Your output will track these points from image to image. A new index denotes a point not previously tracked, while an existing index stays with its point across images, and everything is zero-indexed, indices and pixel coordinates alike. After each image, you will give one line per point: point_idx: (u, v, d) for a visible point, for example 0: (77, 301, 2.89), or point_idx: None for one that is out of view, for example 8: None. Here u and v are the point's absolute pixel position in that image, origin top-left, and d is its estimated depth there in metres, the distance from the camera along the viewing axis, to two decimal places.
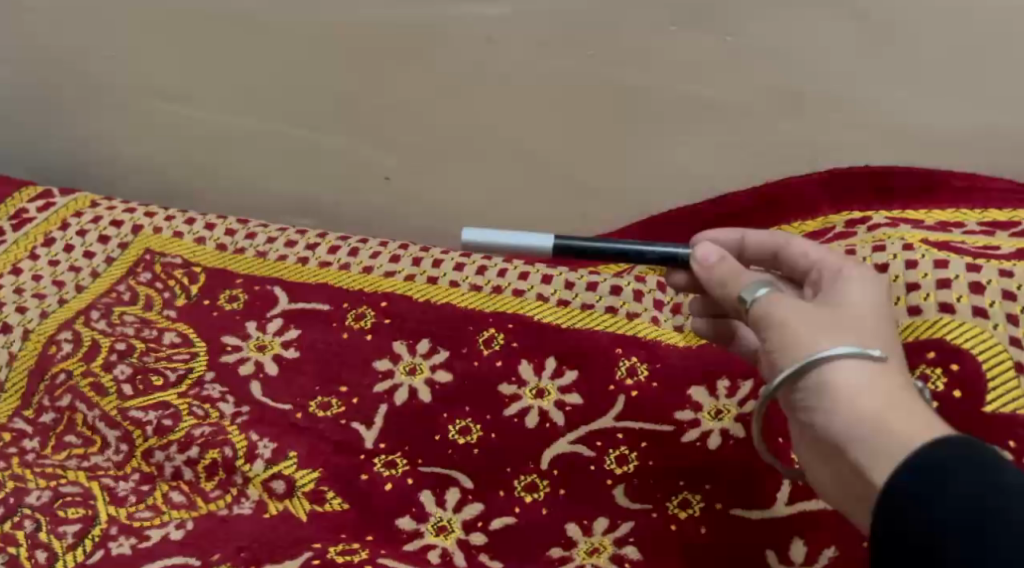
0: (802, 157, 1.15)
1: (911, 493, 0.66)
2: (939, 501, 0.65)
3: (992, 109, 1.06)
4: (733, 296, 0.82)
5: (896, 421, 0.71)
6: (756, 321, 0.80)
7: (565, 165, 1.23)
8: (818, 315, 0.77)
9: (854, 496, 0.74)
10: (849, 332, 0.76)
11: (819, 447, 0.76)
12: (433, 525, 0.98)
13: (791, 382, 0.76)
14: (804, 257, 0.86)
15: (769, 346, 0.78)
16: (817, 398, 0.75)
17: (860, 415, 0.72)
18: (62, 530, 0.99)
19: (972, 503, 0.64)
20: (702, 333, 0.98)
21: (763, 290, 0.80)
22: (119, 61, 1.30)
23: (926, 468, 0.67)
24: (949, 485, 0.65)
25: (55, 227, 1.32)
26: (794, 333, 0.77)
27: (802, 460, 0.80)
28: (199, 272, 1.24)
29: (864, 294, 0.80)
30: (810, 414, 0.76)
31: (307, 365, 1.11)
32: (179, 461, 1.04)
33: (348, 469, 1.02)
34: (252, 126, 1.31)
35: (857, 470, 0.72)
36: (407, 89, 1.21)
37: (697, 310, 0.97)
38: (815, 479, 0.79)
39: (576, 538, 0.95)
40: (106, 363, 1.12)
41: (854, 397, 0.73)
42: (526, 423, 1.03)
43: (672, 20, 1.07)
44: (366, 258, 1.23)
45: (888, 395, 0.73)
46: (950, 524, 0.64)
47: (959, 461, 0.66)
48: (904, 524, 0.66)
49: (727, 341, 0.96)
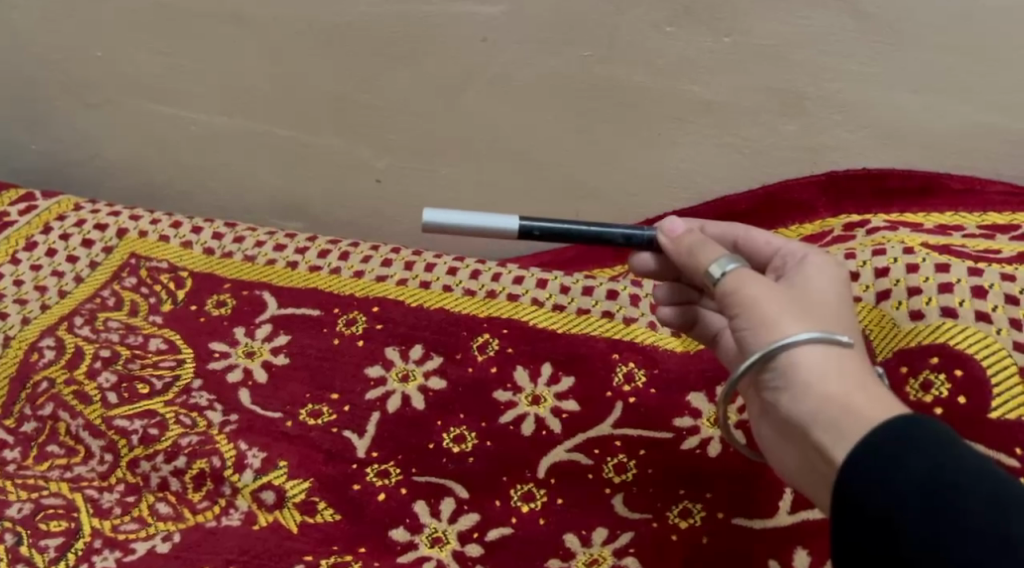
0: (802, 159, 1.13)
1: (870, 472, 0.67)
2: (899, 481, 0.65)
3: (993, 110, 1.04)
4: (702, 267, 0.81)
5: (859, 401, 0.71)
6: (723, 295, 0.79)
7: (561, 167, 1.21)
8: (788, 299, 0.77)
9: (816, 474, 0.74)
10: (818, 318, 0.76)
11: (784, 427, 0.77)
12: (427, 536, 0.95)
13: (759, 365, 0.76)
14: (767, 245, 0.87)
15: (739, 324, 0.78)
16: (784, 378, 0.75)
17: (822, 394, 0.73)
18: (44, 543, 0.96)
19: (931, 479, 0.64)
20: (667, 322, 0.96)
21: (733, 263, 0.79)
22: (106, 61, 1.27)
23: (883, 453, 0.67)
24: (905, 471, 0.65)
25: (38, 230, 1.29)
26: (767, 313, 0.76)
27: (770, 441, 0.81)
28: (186, 277, 1.22)
29: (829, 284, 0.80)
30: (777, 394, 0.76)
31: (295, 372, 1.09)
32: (166, 471, 1.01)
33: (340, 480, 1.00)
34: (240, 127, 1.29)
35: (820, 447, 0.72)
36: (399, 89, 1.19)
37: (663, 298, 0.96)
38: (780, 459, 0.79)
39: (574, 549, 0.93)
40: (90, 371, 1.10)
41: (820, 377, 0.73)
42: (522, 430, 1.01)
43: (669, 20, 1.06)
44: (357, 262, 1.21)
45: (850, 378, 0.73)
46: (909, 512, 0.64)
47: (916, 446, 0.66)
48: (862, 509, 0.66)
49: (690, 326, 0.95)
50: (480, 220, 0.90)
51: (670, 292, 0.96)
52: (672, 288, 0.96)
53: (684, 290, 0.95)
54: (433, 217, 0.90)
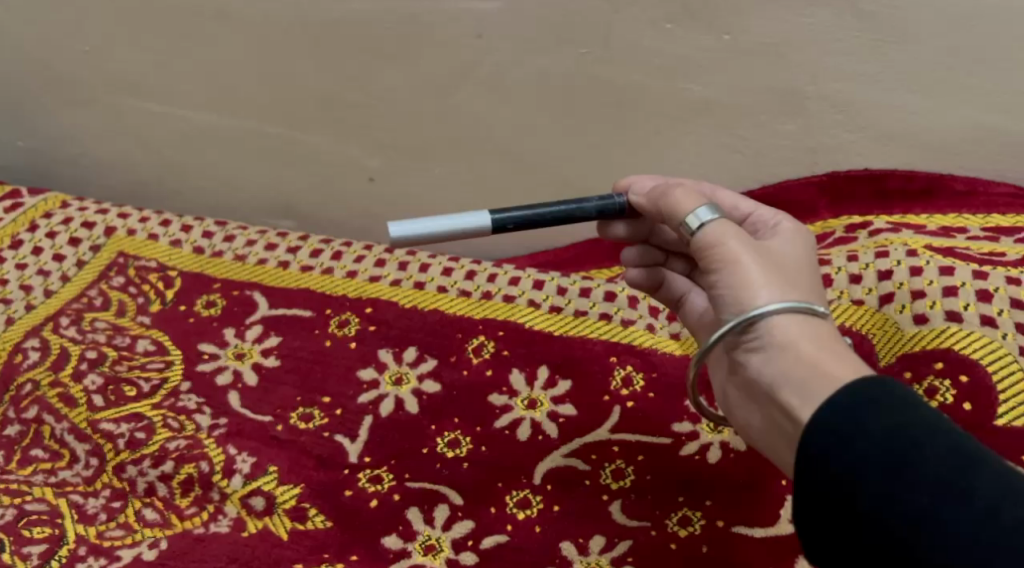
0: (801, 160, 1.11)
1: (834, 433, 0.67)
2: (860, 442, 0.66)
3: (998, 112, 1.02)
4: (681, 219, 0.81)
5: (830, 362, 0.72)
6: (704, 249, 0.79)
7: (556, 167, 1.19)
8: (768, 259, 0.78)
9: (781, 433, 0.75)
10: (795, 283, 0.77)
11: (754, 389, 0.77)
12: (420, 544, 0.93)
13: (737, 328, 0.76)
14: (736, 207, 0.87)
15: (718, 282, 0.78)
16: (760, 340, 0.76)
17: (795, 356, 0.74)
18: (27, 551, 0.94)
19: (890, 439, 0.65)
20: (635, 284, 0.97)
21: (713, 215, 0.79)
22: (91, 56, 1.25)
23: (853, 426, 0.67)
24: (866, 432, 0.66)
25: (23, 228, 1.26)
26: (747, 272, 0.76)
27: (737, 400, 0.81)
28: (175, 276, 1.20)
29: (798, 248, 0.81)
30: (751, 356, 0.77)
31: (285, 375, 1.07)
32: (153, 476, 0.99)
33: (332, 486, 0.97)
34: (229, 125, 1.26)
35: (788, 405, 0.73)
36: (391, 86, 1.17)
37: (631, 259, 0.97)
38: (745, 419, 0.80)
39: (572, 557, 0.90)
40: (76, 372, 1.08)
41: (795, 339, 0.74)
42: (517, 435, 0.99)
43: (667, 17, 1.04)
44: (349, 262, 1.19)
45: (822, 340, 0.74)
46: (872, 478, 0.65)
47: (884, 418, 0.66)
48: (829, 481, 0.66)
49: (656, 287, 0.97)
50: (446, 222, 0.86)
51: (639, 255, 0.96)
52: (641, 250, 0.96)
53: (650, 251, 0.96)
54: (399, 229, 0.86)
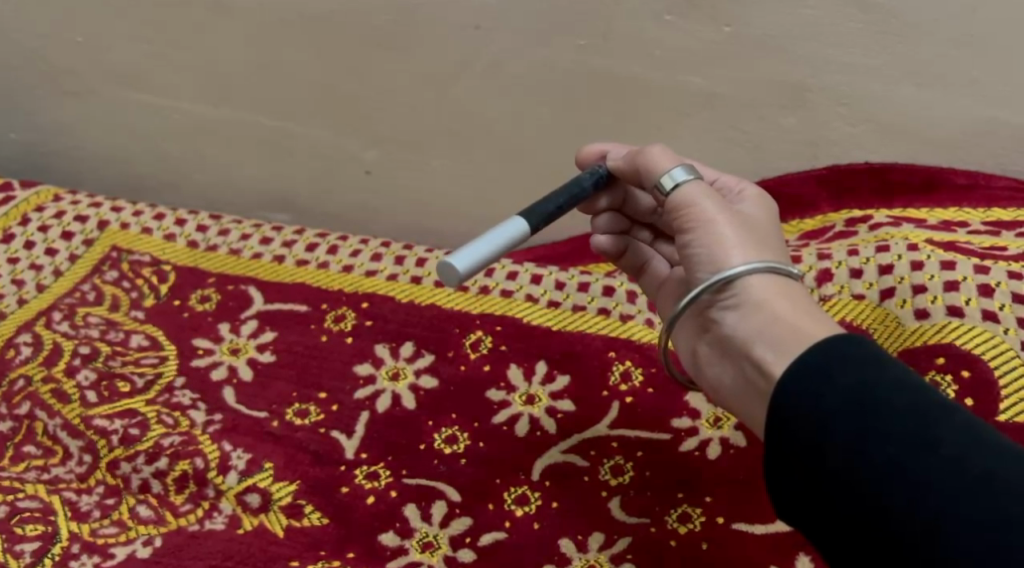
0: (802, 153, 1.10)
1: (804, 391, 0.67)
2: (828, 399, 0.66)
3: (1002, 106, 1.02)
4: (655, 179, 0.81)
5: (804, 322, 0.73)
6: (678, 209, 0.79)
7: (554, 160, 1.18)
8: (739, 220, 0.79)
9: (753, 389, 0.75)
10: (764, 244, 0.78)
11: (726, 346, 0.77)
12: (419, 541, 0.92)
13: (714, 286, 0.76)
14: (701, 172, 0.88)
15: (692, 239, 0.78)
16: (736, 298, 0.76)
17: (770, 314, 0.74)
18: (19, 548, 0.93)
19: (857, 393, 0.65)
20: (601, 250, 0.96)
21: (688, 176, 0.80)
22: (85, 47, 1.24)
23: (821, 384, 0.67)
24: (835, 388, 0.66)
25: (15, 222, 1.25)
26: (721, 232, 0.77)
27: (707, 357, 0.81)
28: (169, 270, 1.19)
29: (765, 216, 0.83)
30: (726, 313, 0.77)
31: (282, 370, 1.06)
32: (147, 473, 0.98)
33: (326, 481, 0.97)
34: (224, 117, 1.25)
35: (761, 361, 0.73)
36: (389, 79, 1.16)
37: (602, 226, 0.95)
38: (716, 377, 0.80)
39: (570, 555, 0.89)
40: (69, 368, 1.06)
41: (768, 297, 0.75)
42: (515, 431, 0.98)
43: (668, 10, 1.03)
44: (345, 256, 1.18)
45: (795, 301, 0.75)
46: (841, 435, 0.65)
47: (860, 397, 0.65)
48: (799, 441, 0.67)
49: (621, 254, 0.96)
50: (490, 240, 0.80)
51: (610, 221, 0.95)
52: (613, 215, 0.94)
53: (621, 219, 0.95)
54: (461, 259, 0.78)
